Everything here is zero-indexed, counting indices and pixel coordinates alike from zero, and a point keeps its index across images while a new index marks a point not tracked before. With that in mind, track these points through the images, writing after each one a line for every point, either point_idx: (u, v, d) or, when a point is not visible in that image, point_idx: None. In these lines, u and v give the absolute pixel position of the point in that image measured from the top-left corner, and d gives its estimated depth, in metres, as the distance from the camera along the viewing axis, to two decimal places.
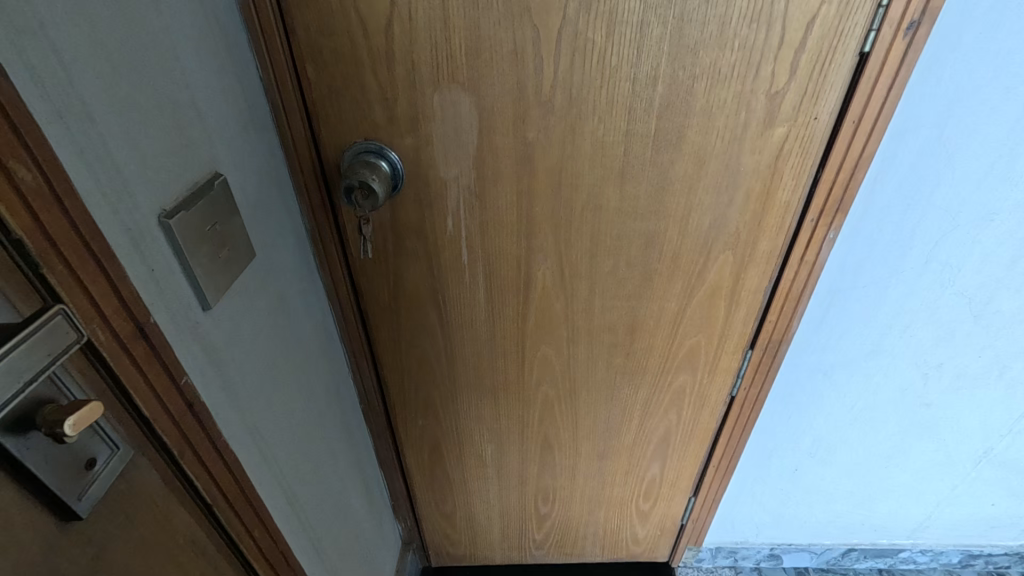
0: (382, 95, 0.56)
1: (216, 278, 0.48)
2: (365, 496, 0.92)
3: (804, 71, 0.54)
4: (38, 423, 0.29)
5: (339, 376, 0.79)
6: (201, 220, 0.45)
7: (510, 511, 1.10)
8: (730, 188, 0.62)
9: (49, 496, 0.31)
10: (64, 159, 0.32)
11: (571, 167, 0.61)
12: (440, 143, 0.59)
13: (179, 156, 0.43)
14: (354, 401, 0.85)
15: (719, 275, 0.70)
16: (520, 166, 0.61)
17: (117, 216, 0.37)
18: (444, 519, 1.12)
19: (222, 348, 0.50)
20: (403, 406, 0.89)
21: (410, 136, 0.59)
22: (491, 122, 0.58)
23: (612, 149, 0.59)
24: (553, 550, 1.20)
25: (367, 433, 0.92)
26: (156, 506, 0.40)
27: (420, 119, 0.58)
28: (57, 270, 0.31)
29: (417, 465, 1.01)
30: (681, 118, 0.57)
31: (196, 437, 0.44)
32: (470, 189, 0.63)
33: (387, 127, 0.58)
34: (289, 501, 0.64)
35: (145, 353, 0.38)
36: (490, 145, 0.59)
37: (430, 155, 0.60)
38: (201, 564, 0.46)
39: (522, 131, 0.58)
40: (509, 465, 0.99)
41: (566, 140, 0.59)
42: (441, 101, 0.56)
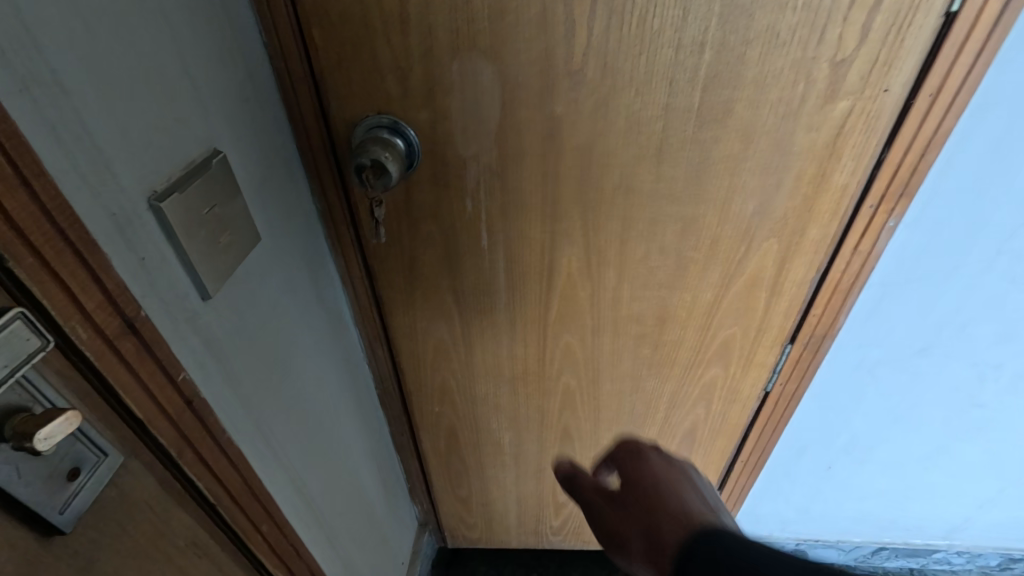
0: (396, 65, 0.51)
1: (217, 266, 0.44)
2: (380, 481, 0.91)
3: (876, 36, 0.47)
4: (5, 434, 0.26)
5: (351, 360, 0.76)
6: (197, 202, 0.41)
7: (528, 498, 1.07)
8: (779, 170, 0.56)
9: (25, 509, 0.28)
10: (32, 136, 0.29)
11: (602, 146, 0.55)
12: (458, 118, 0.54)
13: (169, 131, 0.39)
14: (368, 385, 0.83)
15: (761, 265, 0.65)
16: (547, 144, 0.55)
17: (99, 200, 0.33)
18: (460, 504, 1.11)
19: (224, 338, 0.47)
20: (418, 393, 0.86)
21: (426, 110, 0.54)
22: (514, 95, 0.52)
23: (649, 126, 0.53)
24: (571, 536, 1.18)
25: (381, 417, 0.90)
26: (154, 510, 0.38)
27: (437, 91, 0.52)
28: (27, 263, 0.28)
29: (433, 452, 0.98)
30: (730, 91, 0.50)
31: (196, 434, 0.42)
32: (491, 169, 0.57)
33: (402, 100, 0.53)
34: (298, 491, 0.62)
35: (135, 350, 0.35)
36: (514, 120, 0.54)
37: (448, 131, 0.55)
38: (205, 565, 0.44)
39: (549, 105, 0.53)
40: (527, 454, 0.96)
41: (598, 116, 0.53)
42: (460, 71, 0.51)
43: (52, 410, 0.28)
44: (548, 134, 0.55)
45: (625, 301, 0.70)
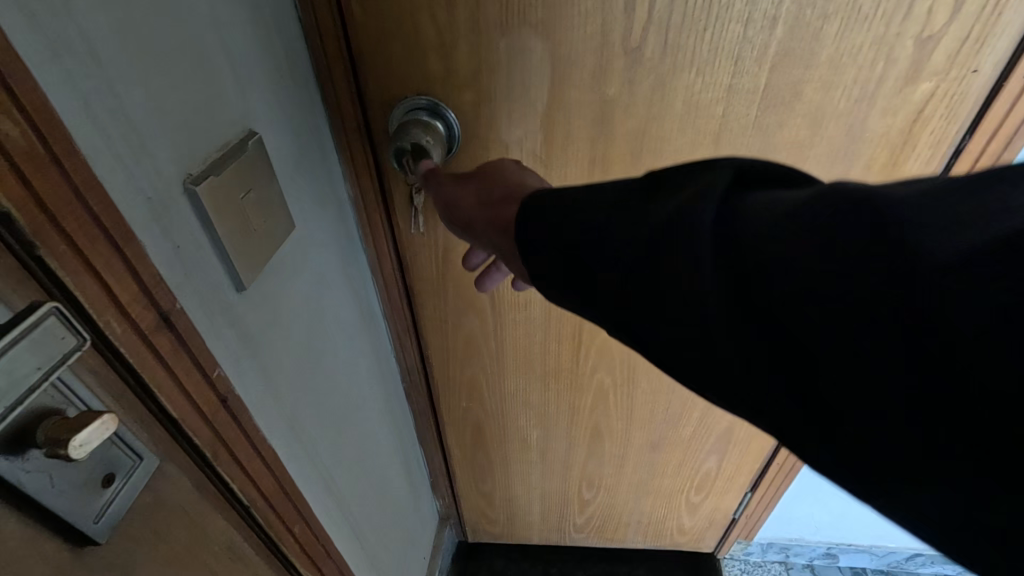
0: (439, 42, 0.48)
1: (253, 255, 0.41)
2: (405, 475, 0.89)
3: (970, 10, 0.42)
4: (37, 440, 0.24)
5: (379, 352, 0.74)
6: (233, 187, 0.38)
7: (552, 495, 1.05)
8: (848, 159, 0.52)
9: (57, 521, 0.26)
10: (64, 109, 0.26)
11: (656, 131, 0.51)
12: (503, 100, 0.50)
13: (205, 110, 0.36)
14: (395, 377, 0.81)
15: None
16: (596, 129, 0.52)
17: (133, 182, 0.30)
18: (483, 500, 1.09)
19: (258, 331, 0.44)
20: (445, 388, 0.84)
21: (469, 91, 0.50)
22: (565, 75, 0.49)
23: (708, 110, 0.49)
24: (594, 534, 1.15)
25: (407, 410, 0.88)
26: (189, 515, 0.35)
27: (481, 71, 0.49)
28: (59, 250, 0.25)
29: (458, 447, 0.96)
30: (800, 71, 0.46)
31: (231, 433, 0.39)
32: (535, 155, 0.54)
33: (444, 80, 0.50)
34: (327, 488, 0.60)
35: (171, 346, 0.33)
36: (563, 102, 0.50)
37: (492, 114, 0.51)
38: (239, 569, 0.42)
39: (602, 86, 0.49)
40: (555, 450, 0.94)
41: (654, 98, 0.49)
42: (508, 48, 0.48)
43: (86, 413, 0.25)
44: (598, 119, 0.51)
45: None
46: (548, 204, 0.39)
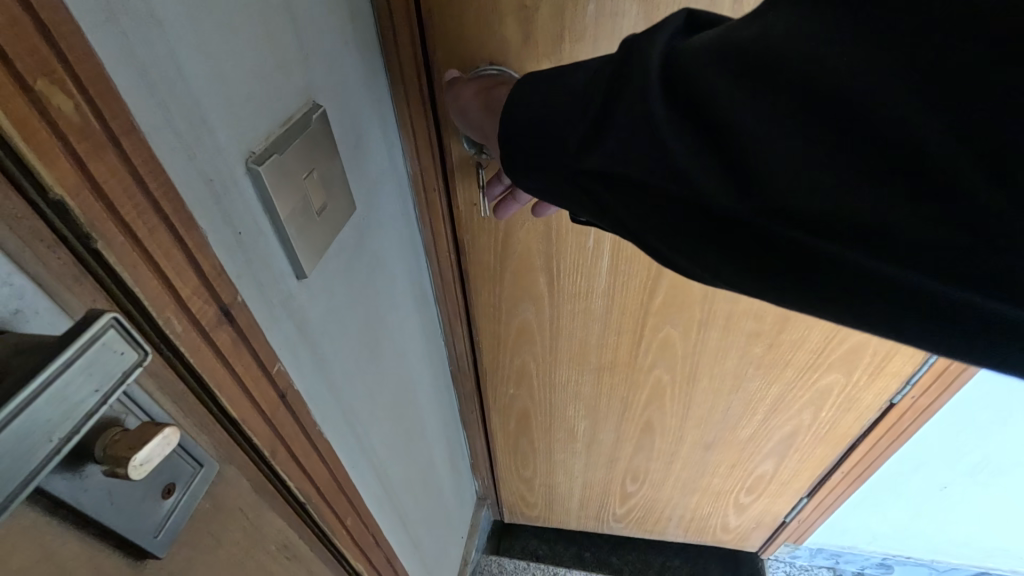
0: (520, 6, 0.44)
1: (315, 241, 0.38)
2: (448, 459, 0.88)
3: None
4: (96, 455, 0.21)
5: (430, 335, 0.72)
6: (296, 166, 0.35)
7: (594, 485, 1.03)
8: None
9: (117, 536, 0.24)
10: (120, 79, 0.22)
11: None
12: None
13: (268, 79, 0.32)
14: (443, 360, 0.79)
15: None
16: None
17: (194, 163, 0.27)
18: (522, 485, 1.07)
19: (317, 320, 0.41)
20: (494, 375, 0.81)
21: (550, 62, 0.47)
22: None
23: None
24: (632, 526, 1.13)
25: (452, 394, 0.86)
26: (248, 518, 0.33)
27: (563, 39, 0.46)
28: (118, 242, 0.22)
29: (501, 432, 0.94)
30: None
31: (289, 430, 0.37)
32: None
33: (520, 49, 0.47)
34: (377, 476, 0.58)
35: (232, 341, 0.30)
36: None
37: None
38: (294, 568, 0.40)
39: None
40: (602, 443, 0.91)
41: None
42: (596, 12, 0.44)
43: (148, 423, 0.23)
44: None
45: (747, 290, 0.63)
46: (542, 79, 0.39)
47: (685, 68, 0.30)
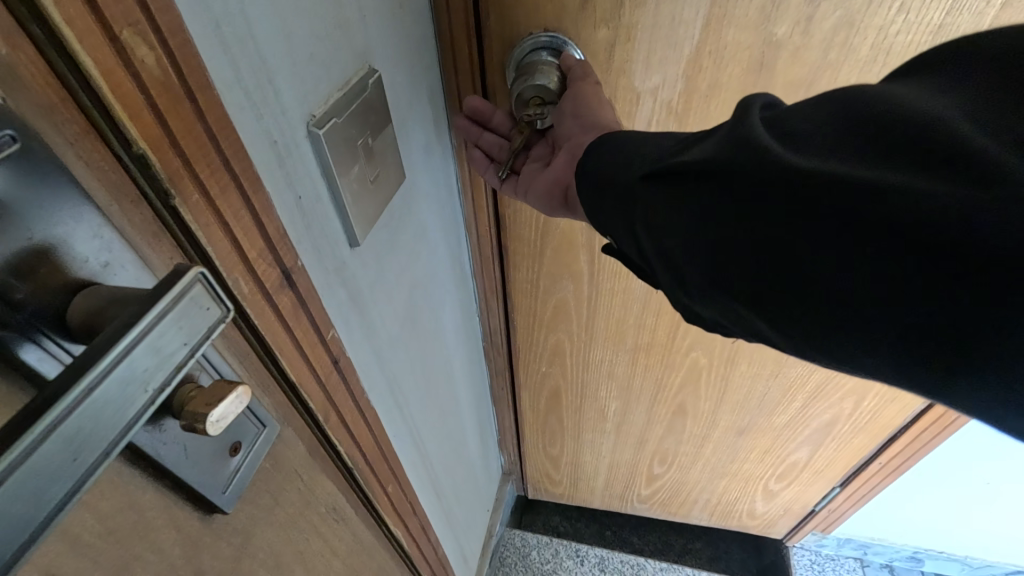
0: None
1: (367, 208, 0.38)
2: (478, 434, 0.89)
3: None
4: (175, 410, 0.22)
5: (467, 309, 0.72)
6: (353, 131, 0.34)
7: (621, 465, 1.03)
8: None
9: (190, 491, 0.24)
10: (195, 31, 0.22)
11: (826, 77, 0.47)
12: (645, 39, 0.46)
13: (329, 40, 0.32)
14: (478, 336, 0.79)
15: None
16: (752, 75, 0.47)
17: (258, 123, 0.27)
18: (550, 462, 1.08)
19: (367, 290, 0.42)
20: (528, 351, 0.81)
21: (609, 27, 0.46)
22: (727, 9, 0.44)
23: (901, 59, 0.45)
24: (657, 507, 1.13)
25: (485, 369, 0.87)
26: (303, 479, 0.34)
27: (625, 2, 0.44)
28: (193, 200, 0.22)
29: (533, 411, 0.95)
30: (992, 11, 0.42)
31: (340, 396, 0.38)
32: (670, 103, 0.50)
33: (578, 12, 0.45)
34: (415, 447, 0.59)
35: (292, 305, 0.30)
36: (717, 43, 0.46)
37: (627, 56, 0.47)
38: (340, 530, 0.41)
39: (770, 24, 0.44)
40: (632, 424, 0.91)
41: (831, 41, 0.45)
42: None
43: (221, 381, 0.23)
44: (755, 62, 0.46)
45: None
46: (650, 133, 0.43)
47: (784, 111, 0.34)
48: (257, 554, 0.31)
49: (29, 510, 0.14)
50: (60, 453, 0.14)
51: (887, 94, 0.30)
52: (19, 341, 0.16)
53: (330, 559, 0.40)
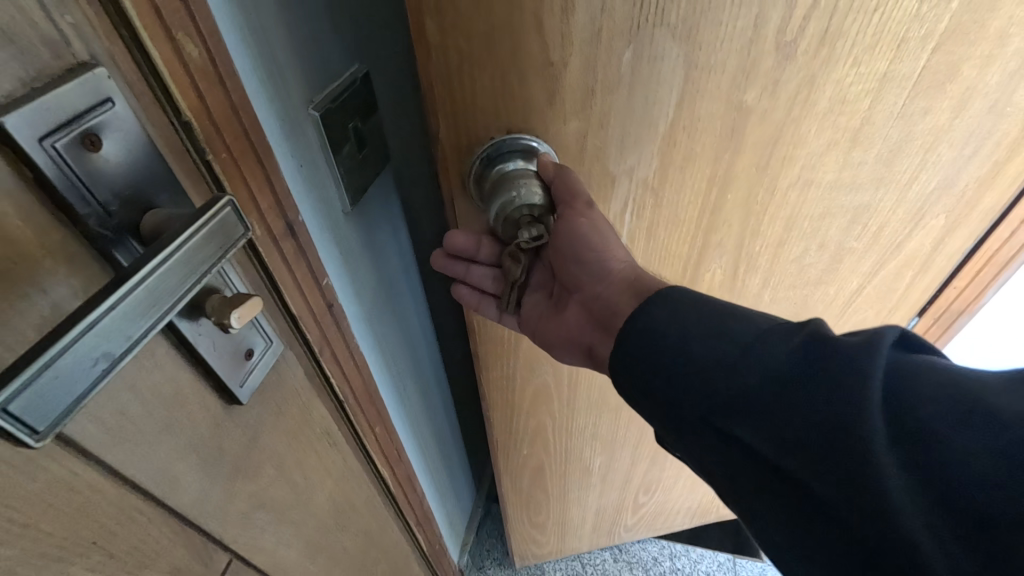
0: (547, 64, 0.43)
1: (355, 179, 0.46)
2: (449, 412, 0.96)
3: None
4: (205, 310, 0.29)
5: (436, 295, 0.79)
6: (343, 115, 0.43)
7: (607, 509, 1.08)
8: (976, 140, 0.59)
9: (216, 380, 0.32)
10: (221, 24, 0.30)
11: (789, 131, 0.53)
12: (619, 123, 0.48)
13: (321, 44, 0.40)
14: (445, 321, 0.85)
15: (920, 247, 0.69)
16: (725, 140, 0.52)
17: (266, 101, 0.35)
18: (535, 530, 1.08)
19: (354, 252, 0.50)
20: (507, 441, 0.84)
21: (575, 114, 0.47)
22: (698, 84, 0.47)
23: (854, 103, 0.52)
24: (640, 533, 1.18)
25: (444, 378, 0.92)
26: (300, 401, 0.42)
27: (595, 91, 0.46)
28: (221, 157, 0.30)
29: (513, 489, 0.96)
30: (927, 53, 0.50)
31: (333, 337, 0.45)
32: (645, 182, 0.53)
33: (546, 108, 0.46)
34: (399, 400, 0.67)
35: (294, 251, 0.38)
36: (691, 116, 0.49)
37: (601, 142, 0.49)
38: (332, 454, 0.48)
39: (740, 92, 0.48)
40: (619, 464, 0.96)
41: (795, 98, 0.50)
42: (633, 58, 0.44)
43: (238, 294, 0.30)
44: (715, 134, 0.51)
45: (754, 288, 0.69)
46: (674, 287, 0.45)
47: (914, 390, 0.33)
48: (265, 452, 0.38)
49: (127, 327, 0.21)
50: (144, 297, 0.22)
51: (988, 394, 0.32)
52: (113, 241, 0.24)
53: (324, 483, 0.47)
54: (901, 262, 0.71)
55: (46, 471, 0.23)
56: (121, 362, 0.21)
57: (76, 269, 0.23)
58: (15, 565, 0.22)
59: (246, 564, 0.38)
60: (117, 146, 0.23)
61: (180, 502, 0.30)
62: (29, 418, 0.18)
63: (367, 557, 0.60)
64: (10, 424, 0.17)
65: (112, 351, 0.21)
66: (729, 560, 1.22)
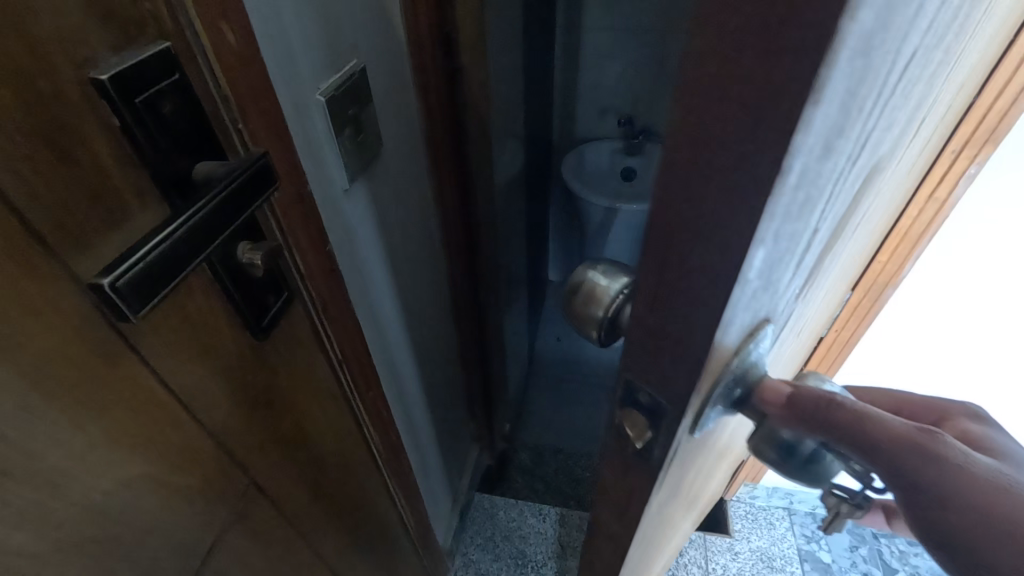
0: (816, 237, 0.25)
1: (354, 160, 0.53)
2: (438, 397, 1.01)
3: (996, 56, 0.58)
4: (237, 255, 0.35)
5: (430, 280, 0.87)
6: (345, 103, 0.50)
7: None
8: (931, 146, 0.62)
9: (243, 318, 0.36)
10: (254, 19, 0.37)
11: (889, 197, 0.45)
12: (826, 265, 0.33)
13: (331, 43, 0.47)
14: (436, 305, 0.92)
15: (874, 239, 0.76)
16: (863, 232, 0.43)
17: (284, 84, 0.42)
18: None
19: (352, 224, 0.56)
20: None
21: (810, 281, 0.31)
22: (883, 189, 0.36)
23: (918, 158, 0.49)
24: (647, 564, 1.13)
25: (435, 364, 0.97)
26: (307, 353, 0.46)
27: (830, 244, 0.29)
28: (252, 129, 0.35)
29: None
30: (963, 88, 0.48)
31: (339, 299, 0.50)
32: (807, 313, 0.39)
33: (787, 294, 0.28)
34: (389, 370, 0.73)
35: (309, 215, 0.43)
36: (865, 222, 0.38)
37: (806, 297, 0.33)
38: (335, 409, 0.53)
39: (895, 180, 0.39)
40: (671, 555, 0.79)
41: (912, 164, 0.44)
42: (869, 188, 0.30)
43: (262, 244, 0.37)
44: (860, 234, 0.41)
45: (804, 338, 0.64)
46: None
47: None
48: (281, 393, 0.43)
49: (195, 246, 0.28)
50: (205, 224, 0.29)
51: None
52: (173, 184, 0.29)
53: (327, 436, 0.52)
54: (861, 254, 0.77)
55: (120, 368, 0.28)
56: (187, 271, 0.28)
57: (146, 207, 0.28)
58: (94, 442, 0.27)
59: (262, 494, 0.43)
60: (175, 109, 0.29)
61: (213, 419, 0.35)
62: (129, 299, 0.25)
63: (364, 518, 0.64)
64: (118, 300, 0.24)
65: (182, 263, 0.27)
66: (700, 537, 1.27)
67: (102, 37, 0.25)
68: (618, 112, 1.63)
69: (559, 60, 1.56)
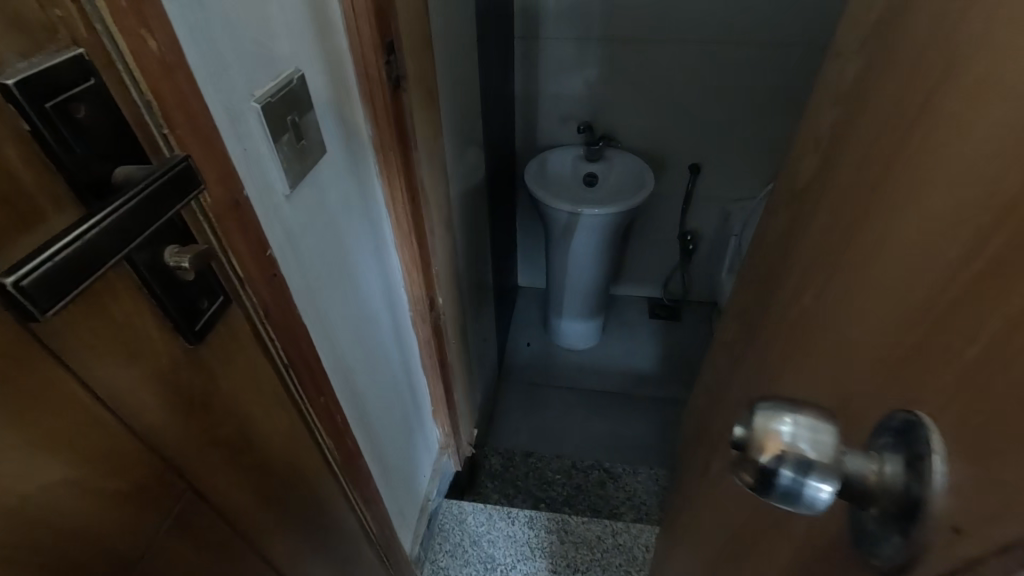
0: None
1: (293, 165, 0.53)
2: (401, 406, 1.00)
3: None
4: (165, 258, 0.35)
5: (387, 287, 0.87)
6: (282, 109, 0.50)
7: None
8: None
9: (173, 322, 0.37)
10: (182, 27, 0.38)
11: None
12: None
13: (265, 51, 0.48)
14: (396, 314, 0.92)
15: None
16: None
17: (215, 91, 0.42)
18: None
19: (297, 230, 0.56)
20: None
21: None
22: None
23: None
24: None
25: (398, 372, 0.97)
26: (249, 358, 0.46)
27: None
28: (178, 134, 0.35)
29: None
30: None
31: (279, 303, 0.51)
32: None
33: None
34: (345, 377, 0.73)
35: (245, 219, 0.44)
36: None
37: None
38: (282, 414, 0.53)
39: None
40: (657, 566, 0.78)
41: None
42: None
43: (191, 247, 0.37)
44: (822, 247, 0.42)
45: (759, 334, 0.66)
46: None
47: None
48: (219, 397, 0.43)
49: (107, 248, 0.29)
50: (117, 226, 0.29)
51: None
52: (90, 189, 0.30)
53: (272, 442, 0.52)
54: None
55: (36, 369, 0.28)
56: (99, 272, 0.28)
57: (62, 209, 0.28)
58: (10, 444, 0.27)
59: (202, 501, 0.42)
60: (91, 114, 0.29)
61: (143, 423, 0.35)
62: (36, 299, 0.25)
63: (317, 527, 0.63)
64: (23, 300, 0.25)
65: (93, 265, 0.28)
66: None
67: (11, 42, 0.26)
68: (578, 119, 1.66)
69: (518, 69, 1.59)
